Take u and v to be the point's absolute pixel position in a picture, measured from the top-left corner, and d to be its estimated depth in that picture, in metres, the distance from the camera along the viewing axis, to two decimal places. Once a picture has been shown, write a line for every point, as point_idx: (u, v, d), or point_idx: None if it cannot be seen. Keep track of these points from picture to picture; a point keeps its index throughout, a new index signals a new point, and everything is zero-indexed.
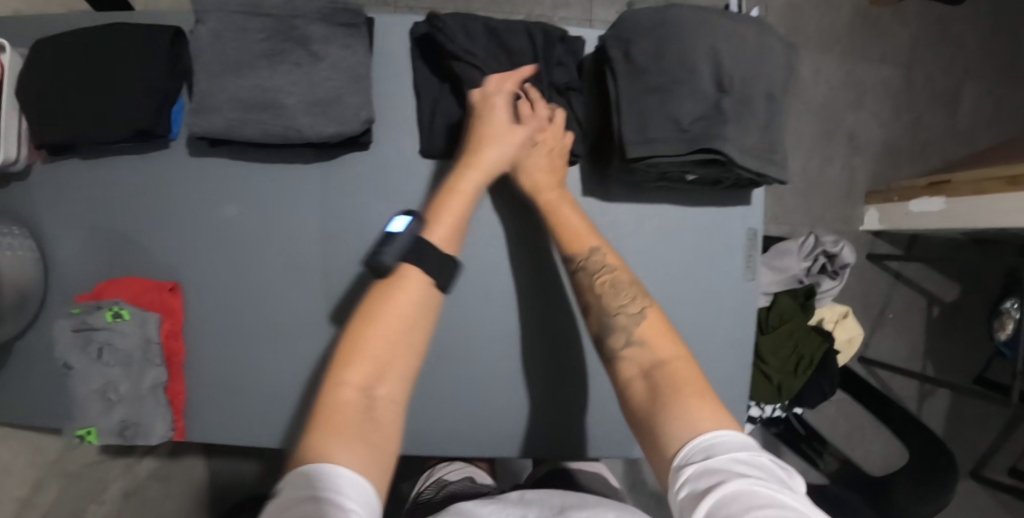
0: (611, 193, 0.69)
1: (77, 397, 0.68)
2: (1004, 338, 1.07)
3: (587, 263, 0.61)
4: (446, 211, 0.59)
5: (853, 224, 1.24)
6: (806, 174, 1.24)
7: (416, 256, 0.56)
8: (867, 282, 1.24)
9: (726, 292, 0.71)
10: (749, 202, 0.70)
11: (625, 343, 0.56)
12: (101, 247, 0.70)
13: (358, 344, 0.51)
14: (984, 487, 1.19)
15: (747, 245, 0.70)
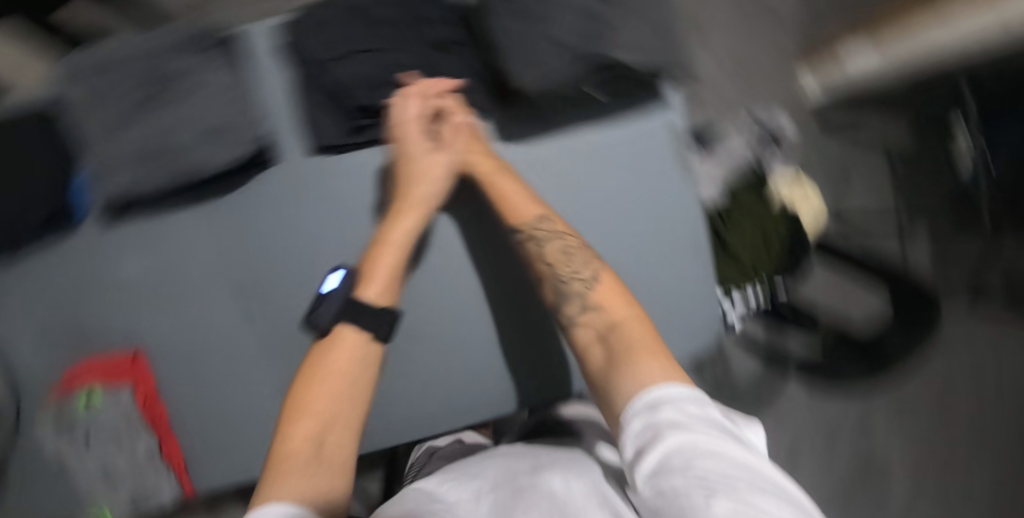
0: (525, 133, 0.67)
1: (83, 484, 0.70)
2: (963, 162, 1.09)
3: (533, 235, 0.60)
4: (379, 263, 0.61)
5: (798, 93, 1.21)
6: (737, 55, 1.21)
7: (352, 314, 0.59)
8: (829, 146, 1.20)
9: (668, 196, 0.69)
10: (665, 99, 0.68)
11: (581, 309, 0.55)
12: (56, 340, 0.70)
13: (308, 391, 0.54)
14: None
15: (675, 144, 0.69)
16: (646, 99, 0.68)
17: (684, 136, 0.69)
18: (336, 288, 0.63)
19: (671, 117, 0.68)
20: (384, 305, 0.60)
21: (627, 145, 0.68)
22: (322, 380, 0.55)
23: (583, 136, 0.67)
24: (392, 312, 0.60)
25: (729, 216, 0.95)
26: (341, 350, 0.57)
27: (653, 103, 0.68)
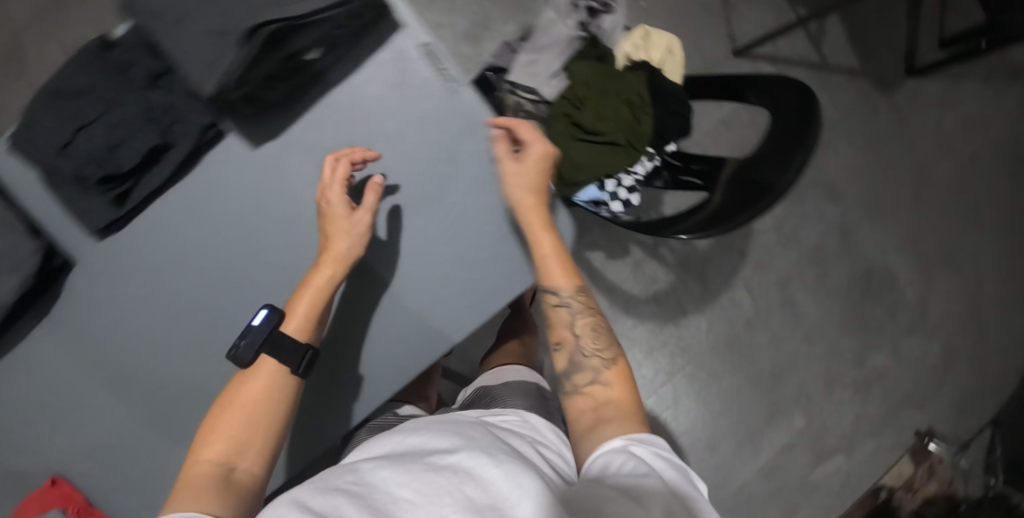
0: (276, 124, 0.61)
1: None
2: None
3: (564, 305, 0.64)
4: (302, 302, 0.60)
5: None
6: None
7: (271, 348, 0.58)
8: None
9: (452, 119, 0.62)
10: (401, 23, 0.61)
11: (590, 381, 0.62)
12: None
13: (222, 420, 0.56)
14: (844, 84, 1.36)
15: (431, 63, 0.61)
16: (376, 28, 0.60)
17: (436, 48, 0.61)
18: (263, 323, 0.58)
19: (414, 37, 0.61)
20: (304, 342, 0.59)
21: (383, 86, 0.61)
22: (238, 409, 0.56)
23: (331, 98, 0.61)
24: (311, 349, 0.59)
25: (577, 101, 0.85)
26: (266, 379, 0.58)
27: (387, 29, 0.60)
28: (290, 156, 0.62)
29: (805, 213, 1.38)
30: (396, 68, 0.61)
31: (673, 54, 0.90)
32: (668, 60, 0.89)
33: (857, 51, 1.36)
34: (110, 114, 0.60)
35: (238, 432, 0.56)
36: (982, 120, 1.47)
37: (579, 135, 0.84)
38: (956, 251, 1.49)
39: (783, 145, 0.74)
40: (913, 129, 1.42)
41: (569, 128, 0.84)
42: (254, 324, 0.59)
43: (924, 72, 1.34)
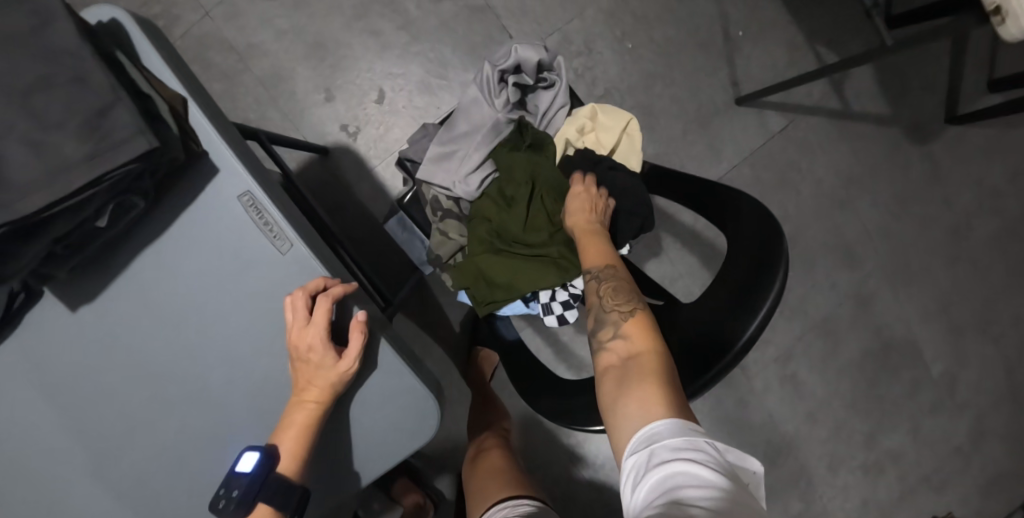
0: (81, 288, 0.51)
1: None
2: None
3: (592, 277, 0.63)
4: (286, 435, 0.49)
5: None
6: None
7: (259, 496, 0.48)
8: (662, 34, 1.09)
9: (283, 278, 0.52)
10: (215, 167, 0.51)
11: (611, 335, 0.58)
12: None
13: None
14: (876, 129, 1.16)
15: (252, 213, 0.51)
16: (193, 174, 0.50)
17: (258, 197, 0.51)
18: (252, 471, 0.48)
19: (230, 182, 0.51)
20: (297, 484, 0.49)
21: (201, 244, 0.51)
22: None
23: (135, 259, 0.51)
24: (303, 489, 0.50)
25: (499, 203, 0.73)
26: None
27: (200, 175, 0.50)
28: (99, 322, 0.52)
29: (815, 280, 1.21)
30: (217, 220, 0.51)
31: (628, 136, 0.78)
32: (620, 143, 0.77)
33: (887, 94, 1.15)
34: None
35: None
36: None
37: (498, 246, 0.72)
38: (993, 321, 1.29)
39: (732, 301, 0.59)
40: (951, 183, 1.21)
41: (489, 236, 0.73)
42: (242, 472, 0.49)
43: (965, 120, 1.13)
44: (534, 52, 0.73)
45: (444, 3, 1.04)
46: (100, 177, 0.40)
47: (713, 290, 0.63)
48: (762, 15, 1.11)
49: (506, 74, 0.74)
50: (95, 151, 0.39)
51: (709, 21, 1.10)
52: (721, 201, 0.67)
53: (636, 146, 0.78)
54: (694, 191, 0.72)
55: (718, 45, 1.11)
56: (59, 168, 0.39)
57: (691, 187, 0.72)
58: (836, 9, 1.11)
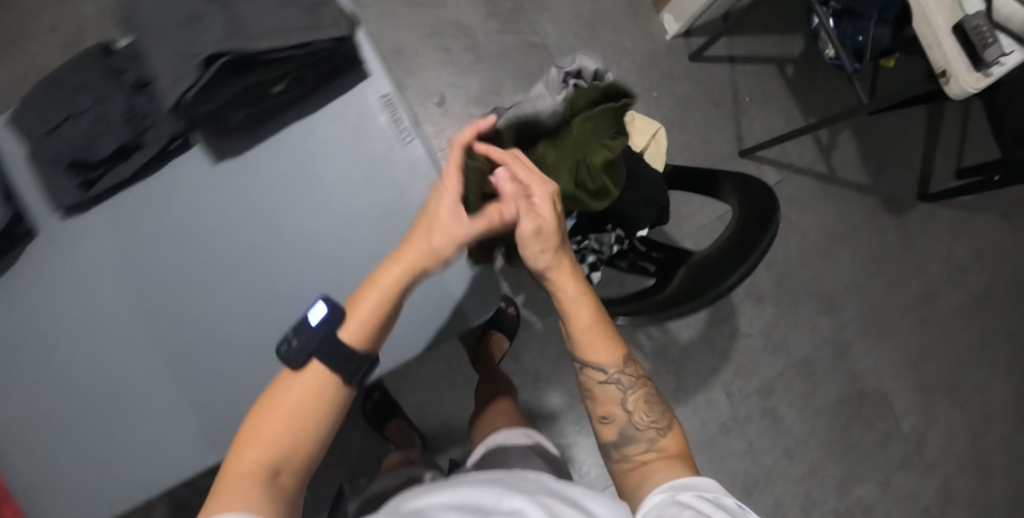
0: (236, 144, 0.67)
1: None
2: (830, 54, 1.07)
3: (612, 382, 0.66)
4: (379, 286, 0.58)
5: (657, 37, 1.28)
6: (580, 18, 1.27)
7: (325, 352, 0.56)
8: (685, 86, 1.29)
9: (397, 163, 0.68)
10: (367, 71, 0.68)
11: (642, 450, 0.64)
12: None
13: (256, 431, 0.53)
14: (860, 196, 1.33)
15: (386, 109, 0.67)
16: (348, 73, 0.67)
17: (394, 99, 0.68)
18: (322, 324, 0.56)
19: (375, 84, 0.68)
20: (359, 349, 0.57)
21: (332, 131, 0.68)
22: (284, 426, 0.53)
23: (290, 128, 0.67)
24: (369, 357, 0.58)
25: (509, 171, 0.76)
26: (315, 385, 0.55)
27: (355, 75, 0.67)
28: (237, 172, 0.67)
29: (797, 322, 1.34)
30: (348, 114, 0.68)
31: (655, 142, 0.95)
32: (650, 146, 0.94)
33: (868, 167, 1.32)
34: (99, 109, 0.65)
35: (289, 440, 0.53)
36: (1001, 254, 1.40)
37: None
38: (957, 387, 1.41)
39: (727, 252, 0.72)
40: (923, 252, 1.37)
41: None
42: (312, 320, 0.57)
43: (935, 198, 1.30)
44: (593, 62, 0.90)
45: (505, 36, 1.25)
46: (309, 42, 0.58)
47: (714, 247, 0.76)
48: (771, 85, 1.30)
49: (568, 76, 0.90)
50: (307, 26, 0.58)
51: (725, 82, 1.29)
52: (727, 183, 0.82)
53: (662, 151, 0.96)
54: (707, 182, 0.88)
55: (730, 104, 1.29)
56: (280, 31, 0.57)
57: (704, 180, 0.89)
58: (832, 89, 1.31)
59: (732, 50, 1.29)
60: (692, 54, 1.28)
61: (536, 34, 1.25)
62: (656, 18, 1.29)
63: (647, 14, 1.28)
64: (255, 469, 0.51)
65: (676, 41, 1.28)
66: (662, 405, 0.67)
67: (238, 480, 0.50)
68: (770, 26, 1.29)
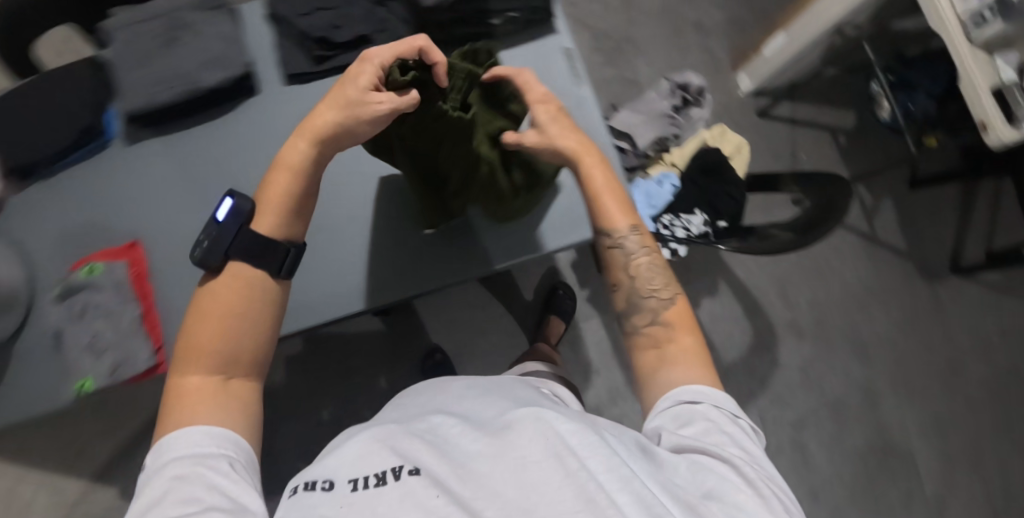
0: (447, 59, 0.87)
1: (70, 354, 0.77)
2: (885, 115, 1.28)
3: (619, 247, 0.67)
4: (276, 178, 0.62)
5: (732, 92, 1.49)
6: (671, 63, 1.48)
7: (241, 248, 0.60)
8: (753, 135, 1.47)
9: (566, 96, 0.88)
10: (557, 30, 0.90)
11: (649, 321, 0.63)
12: (69, 246, 0.81)
13: (192, 336, 0.56)
14: (897, 258, 1.47)
15: (567, 59, 0.89)
16: (542, 28, 0.90)
17: (573, 52, 0.89)
18: (229, 219, 0.61)
19: (561, 39, 0.90)
20: (280, 242, 0.61)
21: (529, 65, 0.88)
22: (214, 316, 0.57)
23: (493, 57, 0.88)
24: (291, 250, 0.62)
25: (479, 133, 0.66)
26: (236, 292, 0.59)
27: (547, 30, 0.90)
28: None
29: (832, 364, 1.42)
30: (541, 54, 0.89)
31: (738, 155, 1.20)
32: (734, 155, 1.19)
33: (907, 234, 1.47)
34: (342, 8, 0.82)
35: (223, 345, 0.56)
36: None
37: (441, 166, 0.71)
38: (983, 461, 1.44)
39: (820, 209, 0.94)
40: (951, 322, 1.47)
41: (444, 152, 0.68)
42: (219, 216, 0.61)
43: (968, 271, 1.44)
44: (700, 80, 1.22)
45: (605, 67, 1.45)
46: None
47: (807, 215, 0.97)
48: (828, 148, 1.48)
49: (677, 88, 1.22)
50: None
51: (788, 138, 1.48)
52: (800, 179, 1.04)
53: (744, 162, 1.20)
54: (776, 184, 1.10)
55: (789, 157, 1.47)
56: None
57: (773, 184, 1.12)
58: (882, 159, 1.48)
59: (795, 114, 1.49)
60: (759, 111, 1.48)
61: (631, 71, 1.46)
62: (733, 76, 1.50)
63: (727, 71, 1.50)
64: (199, 386, 0.55)
65: (747, 98, 1.49)
66: (670, 275, 0.67)
67: (191, 395, 0.54)
68: (831, 99, 1.50)
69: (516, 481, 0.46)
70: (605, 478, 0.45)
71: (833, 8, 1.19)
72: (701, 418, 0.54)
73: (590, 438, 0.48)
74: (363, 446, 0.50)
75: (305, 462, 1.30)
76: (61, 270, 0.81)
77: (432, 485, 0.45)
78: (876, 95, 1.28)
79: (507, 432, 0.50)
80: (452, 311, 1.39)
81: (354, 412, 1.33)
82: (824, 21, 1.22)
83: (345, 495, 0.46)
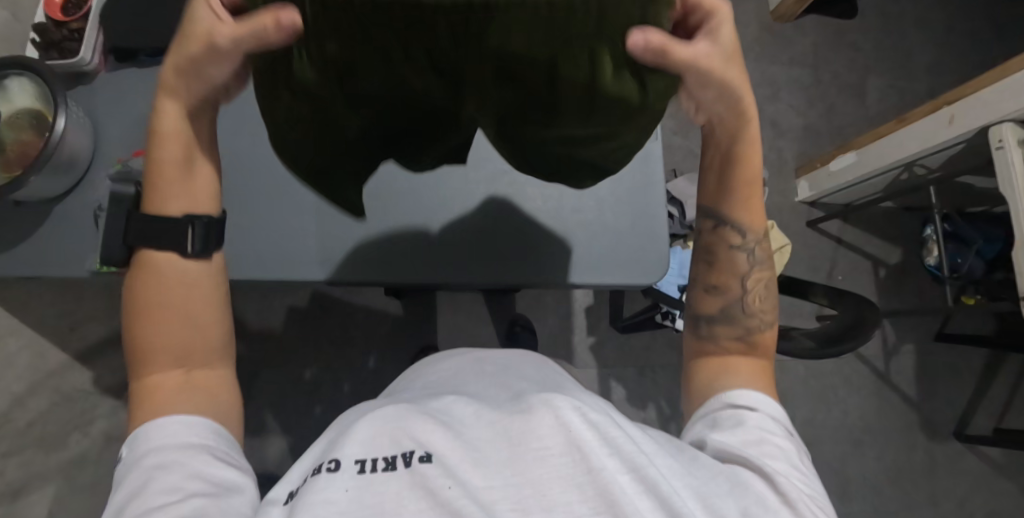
0: None
1: (104, 231, 0.79)
2: (931, 260, 1.28)
3: (739, 252, 0.65)
4: (158, 164, 0.53)
5: (789, 195, 1.52)
6: None
7: (145, 236, 0.52)
8: (796, 240, 1.49)
9: None
10: None
11: (742, 333, 0.64)
12: (140, 133, 0.85)
13: (141, 333, 0.51)
14: (904, 403, 1.43)
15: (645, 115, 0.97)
16: None
17: (654, 109, 0.97)
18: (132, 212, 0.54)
19: None
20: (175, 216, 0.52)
21: None
22: (163, 310, 0.52)
23: None
24: (190, 223, 0.52)
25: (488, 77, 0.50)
26: (191, 270, 0.53)
27: None
28: None
29: None
30: None
31: (779, 253, 1.22)
32: (776, 253, 1.21)
33: (919, 384, 1.44)
34: None
35: (189, 331, 0.52)
36: None
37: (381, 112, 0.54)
38: None
39: (842, 322, 1.00)
40: (941, 486, 1.40)
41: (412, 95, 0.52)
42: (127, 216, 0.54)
43: (970, 440, 1.39)
44: None
45: (675, 136, 1.49)
46: None
47: (827, 327, 1.01)
48: (864, 276, 1.48)
49: None
50: None
51: (829, 253, 1.48)
52: (833, 292, 1.06)
53: (783, 263, 1.23)
54: (806, 289, 1.11)
55: (824, 273, 1.47)
56: None
57: (801, 290, 1.13)
58: (912, 303, 1.47)
59: (842, 234, 1.50)
60: (809, 222, 1.50)
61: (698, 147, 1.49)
62: (793, 181, 1.53)
63: (788, 175, 1.53)
64: (167, 381, 0.51)
65: (801, 205, 1.51)
66: (775, 298, 0.66)
67: (161, 392, 0.50)
68: (883, 232, 1.51)
69: (530, 472, 0.47)
70: (623, 476, 0.46)
71: (913, 143, 1.21)
72: (753, 431, 0.55)
73: (609, 438, 0.49)
74: (372, 426, 0.50)
75: (271, 413, 1.33)
76: (123, 152, 0.84)
77: (447, 476, 0.45)
78: (928, 237, 1.28)
79: (522, 416, 0.51)
80: (461, 317, 1.45)
81: (335, 383, 1.36)
82: (901, 153, 1.24)
83: (351, 477, 0.46)
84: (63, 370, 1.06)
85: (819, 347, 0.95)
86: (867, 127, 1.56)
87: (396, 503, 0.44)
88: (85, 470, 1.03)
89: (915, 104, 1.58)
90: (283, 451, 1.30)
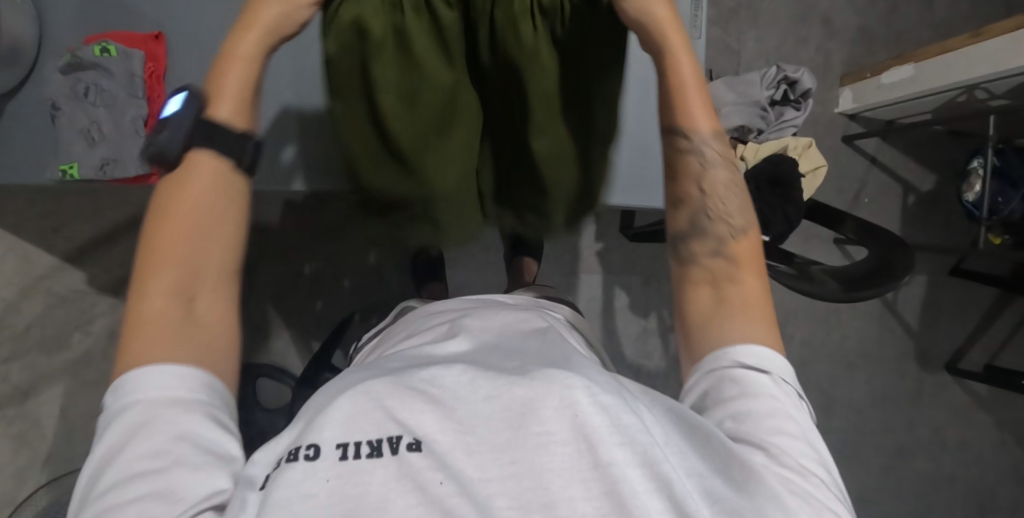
0: None
1: (62, 133, 0.70)
2: (970, 196, 1.19)
3: (695, 154, 0.59)
4: (226, 76, 0.52)
5: (829, 105, 1.37)
6: (782, 50, 1.34)
7: (206, 138, 0.51)
8: (827, 157, 1.37)
9: None
10: None
11: (711, 249, 0.58)
12: (90, 15, 0.72)
13: (160, 252, 0.48)
14: (904, 333, 1.42)
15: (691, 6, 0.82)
16: None
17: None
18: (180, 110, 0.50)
19: None
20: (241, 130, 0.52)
21: None
22: (185, 220, 0.49)
23: None
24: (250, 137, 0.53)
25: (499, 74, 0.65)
26: (208, 187, 0.50)
27: None
28: None
29: None
30: None
31: (812, 175, 1.11)
32: (810, 175, 1.11)
33: (923, 315, 1.43)
34: None
35: (200, 260, 0.49)
36: (986, 458, 1.46)
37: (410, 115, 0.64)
38: None
39: (868, 261, 0.94)
40: (922, 412, 1.44)
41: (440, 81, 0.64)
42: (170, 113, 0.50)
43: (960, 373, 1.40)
44: (812, 83, 1.11)
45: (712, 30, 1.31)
46: None
47: (851, 266, 0.96)
48: (892, 202, 1.39)
49: (784, 80, 1.11)
50: None
51: (860, 173, 1.38)
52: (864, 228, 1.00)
53: (814, 187, 1.13)
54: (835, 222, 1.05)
55: (852, 195, 1.38)
56: None
57: (830, 221, 1.06)
58: (937, 232, 1.40)
59: (878, 152, 1.38)
60: (845, 136, 1.37)
61: (737, 43, 1.32)
62: (837, 90, 1.37)
63: (832, 83, 1.37)
64: (162, 311, 0.46)
65: (840, 116, 1.37)
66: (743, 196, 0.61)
67: (155, 324, 0.46)
68: (922, 155, 1.40)
69: (531, 461, 0.40)
70: (635, 473, 0.40)
71: (981, 64, 1.05)
72: (775, 411, 0.48)
73: (621, 425, 0.42)
74: (350, 401, 0.43)
75: (272, 305, 1.32)
76: (73, 40, 0.73)
77: (439, 470, 0.40)
78: (974, 170, 1.18)
79: (523, 393, 0.44)
80: None
81: (335, 279, 1.34)
82: (965, 74, 1.08)
83: (332, 466, 0.40)
84: (55, 272, 1.06)
85: (839, 289, 0.91)
86: (930, 34, 1.38)
87: (377, 498, 0.38)
88: (90, 367, 1.06)
89: (988, 11, 1.39)
90: (287, 344, 1.33)
